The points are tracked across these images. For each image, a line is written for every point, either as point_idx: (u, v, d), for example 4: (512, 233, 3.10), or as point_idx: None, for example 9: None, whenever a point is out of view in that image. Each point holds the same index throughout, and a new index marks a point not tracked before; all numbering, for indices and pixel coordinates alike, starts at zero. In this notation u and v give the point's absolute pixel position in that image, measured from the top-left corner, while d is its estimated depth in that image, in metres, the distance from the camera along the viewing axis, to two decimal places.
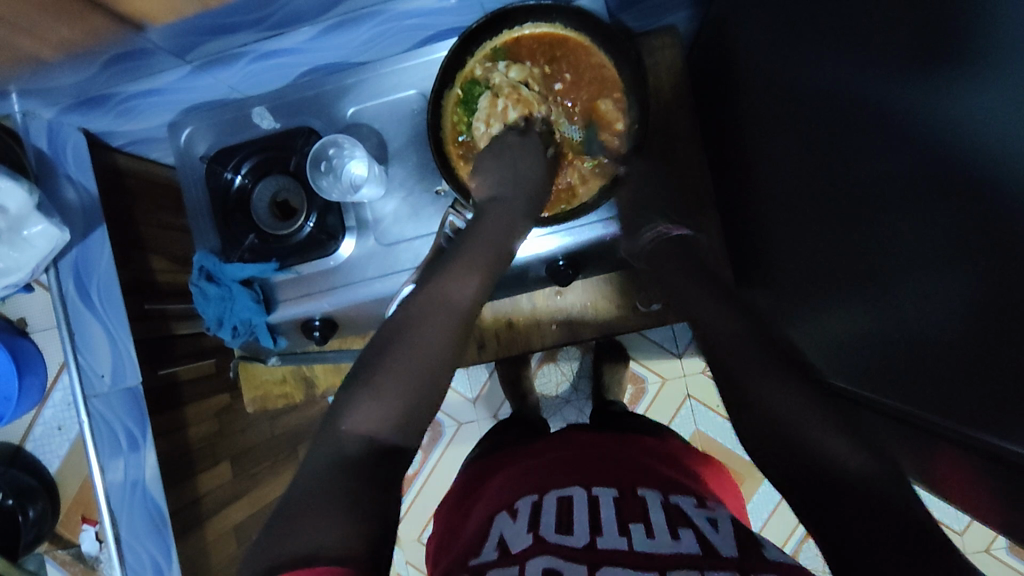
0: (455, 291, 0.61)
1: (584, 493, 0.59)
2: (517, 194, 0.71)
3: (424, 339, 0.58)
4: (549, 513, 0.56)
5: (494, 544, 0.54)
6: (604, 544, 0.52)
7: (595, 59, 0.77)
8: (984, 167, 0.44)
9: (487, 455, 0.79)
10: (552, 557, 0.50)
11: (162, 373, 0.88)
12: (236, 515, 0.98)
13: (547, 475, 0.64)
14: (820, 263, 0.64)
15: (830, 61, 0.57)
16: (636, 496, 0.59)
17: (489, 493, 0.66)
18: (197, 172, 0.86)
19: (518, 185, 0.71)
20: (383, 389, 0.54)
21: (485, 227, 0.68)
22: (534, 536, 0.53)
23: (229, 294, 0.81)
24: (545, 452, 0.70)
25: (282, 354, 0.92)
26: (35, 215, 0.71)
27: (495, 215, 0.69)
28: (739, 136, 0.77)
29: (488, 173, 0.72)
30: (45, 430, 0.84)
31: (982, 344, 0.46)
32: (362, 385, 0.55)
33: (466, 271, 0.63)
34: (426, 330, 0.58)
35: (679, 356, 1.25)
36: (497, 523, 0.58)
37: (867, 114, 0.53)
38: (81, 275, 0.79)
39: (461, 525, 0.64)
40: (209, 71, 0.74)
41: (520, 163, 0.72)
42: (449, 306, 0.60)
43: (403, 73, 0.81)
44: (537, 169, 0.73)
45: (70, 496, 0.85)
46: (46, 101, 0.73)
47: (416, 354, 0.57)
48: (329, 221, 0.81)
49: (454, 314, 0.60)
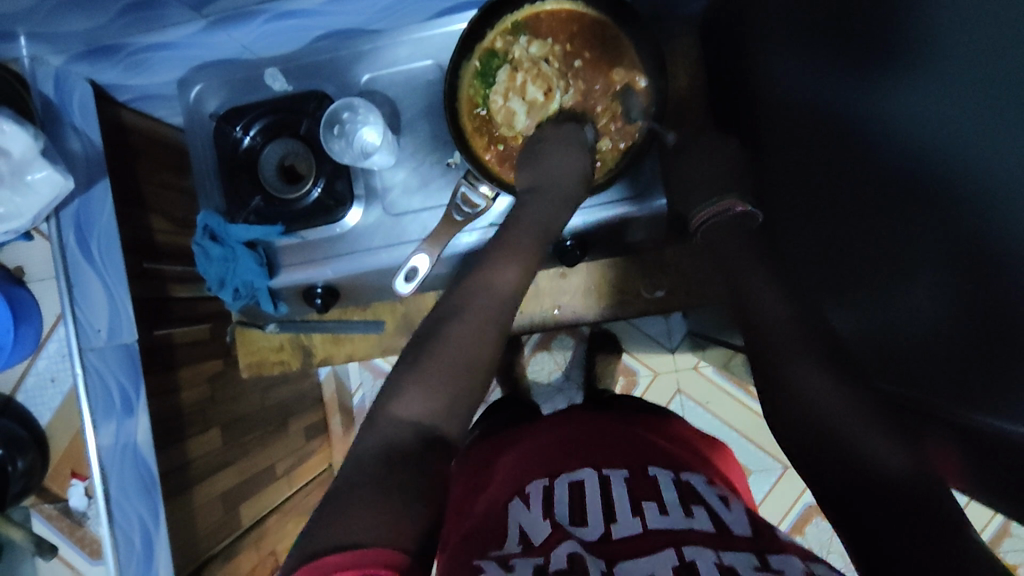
0: (498, 279, 0.63)
1: (595, 475, 0.59)
2: (552, 189, 0.71)
3: (470, 326, 0.58)
4: (562, 502, 0.57)
5: (515, 537, 0.54)
6: (619, 533, 0.53)
7: (614, 40, 0.77)
8: None
9: (484, 439, 0.79)
10: (575, 544, 0.51)
11: (157, 334, 0.87)
12: (225, 483, 0.96)
13: (557, 459, 0.63)
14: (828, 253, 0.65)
15: (841, 51, 0.58)
16: (647, 474, 0.59)
17: (499, 476, 0.66)
18: (206, 130, 0.85)
19: (555, 181, 0.72)
20: (432, 378, 0.55)
21: (524, 220, 0.69)
22: (552, 524, 0.54)
23: (232, 255, 0.80)
24: (547, 430, 0.70)
25: (280, 322, 0.89)
26: (39, 160, 0.70)
27: (533, 208, 0.70)
28: (749, 128, 0.78)
29: (528, 168, 0.73)
30: (37, 380, 0.84)
31: (998, 328, 0.46)
32: (403, 382, 0.55)
33: (508, 264, 0.64)
34: (469, 324, 0.59)
35: (672, 350, 1.26)
36: (512, 510, 0.57)
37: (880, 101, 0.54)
38: (83, 228, 0.78)
39: (471, 504, 0.64)
40: (224, 27, 0.73)
41: (566, 156, 0.73)
42: (495, 298, 0.61)
43: (420, 44, 0.80)
44: (583, 165, 0.73)
45: (60, 449, 0.85)
46: (56, 46, 0.71)
47: (469, 341, 0.57)
48: (337, 187, 0.81)
49: (500, 300, 0.61)
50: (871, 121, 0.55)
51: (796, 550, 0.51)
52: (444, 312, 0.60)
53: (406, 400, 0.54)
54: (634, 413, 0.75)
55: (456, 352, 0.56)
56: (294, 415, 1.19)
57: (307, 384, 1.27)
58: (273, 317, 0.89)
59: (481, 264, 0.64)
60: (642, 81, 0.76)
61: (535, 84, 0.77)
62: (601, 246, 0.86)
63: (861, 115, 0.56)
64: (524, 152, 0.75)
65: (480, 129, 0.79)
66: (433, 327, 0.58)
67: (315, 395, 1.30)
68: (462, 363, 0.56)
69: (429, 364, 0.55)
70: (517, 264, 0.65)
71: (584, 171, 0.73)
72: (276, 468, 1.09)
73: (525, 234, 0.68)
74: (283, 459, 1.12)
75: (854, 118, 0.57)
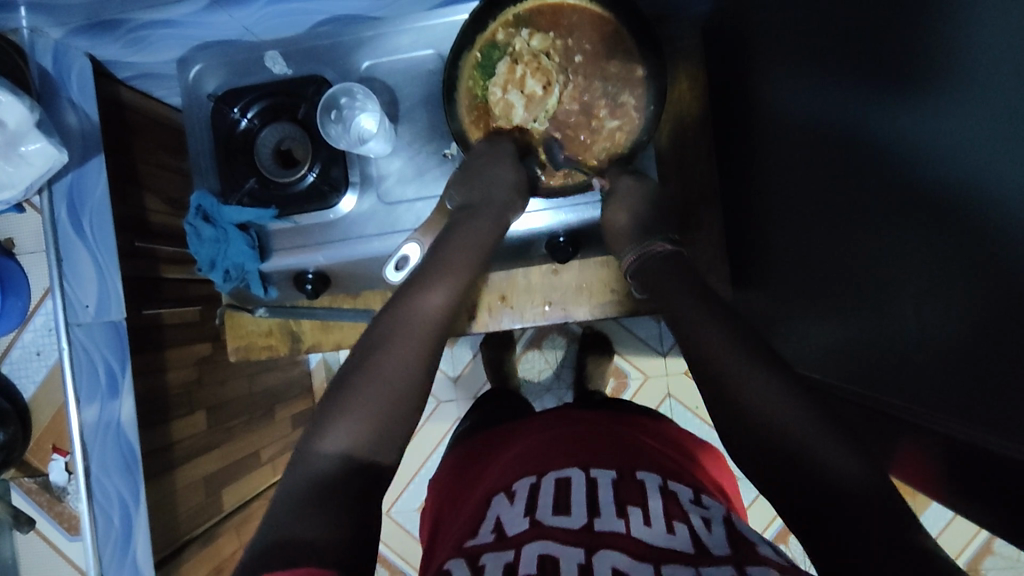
0: (422, 302, 0.63)
1: (582, 475, 0.59)
2: (487, 211, 0.74)
3: (398, 352, 0.59)
4: (546, 495, 0.56)
5: (490, 527, 0.54)
6: (601, 527, 0.52)
7: (616, 38, 0.77)
8: (978, 162, 0.44)
9: (473, 436, 0.78)
10: (547, 540, 0.50)
11: (146, 314, 0.86)
12: (209, 466, 0.96)
13: (545, 458, 0.63)
14: (820, 259, 0.65)
15: (834, 56, 0.58)
16: (635, 479, 0.58)
17: (491, 473, 0.66)
18: (203, 110, 0.85)
19: (492, 201, 0.74)
20: (364, 398, 0.55)
21: (458, 240, 0.71)
22: (531, 520, 0.53)
23: (224, 236, 0.80)
24: (541, 428, 0.70)
25: (271, 306, 0.89)
26: (33, 132, 0.70)
27: (469, 228, 0.72)
28: (747, 132, 0.78)
29: (460, 186, 0.76)
30: (23, 353, 0.84)
31: (980, 337, 0.46)
32: (345, 396, 0.55)
33: (435, 283, 0.65)
34: (393, 347, 0.59)
35: (663, 354, 1.26)
36: (494, 506, 0.58)
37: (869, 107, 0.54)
38: (75, 202, 0.78)
39: (462, 504, 0.64)
40: (226, 7, 0.72)
41: (491, 172, 0.75)
42: (421, 320, 0.62)
43: (421, 33, 0.80)
44: (511, 179, 0.75)
45: (42, 425, 0.85)
46: (55, 19, 0.71)
47: (390, 367, 0.57)
48: (333, 173, 0.81)
49: (429, 326, 0.62)
50: (865, 126, 0.54)
51: (773, 562, 0.49)
52: (393, 323, 0.61)
53: (343, 426, 0.53)
54: (619, 411, 0.75)
55: (379, 383, 0.56)
56: (283, 403, 1.18)
57: (297, 372, 1.27)
58: (264, 301, 0.89)
59: (407, 288, 0.65)
60: (638, 76, 0.77)
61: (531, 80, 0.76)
62: (594, 244, 0.86)
63: (856, 120, 0.56)
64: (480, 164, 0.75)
65: (476, 121, 0.80)
66: (361, 353, 0.59)
67: (304, 383, 1.29)
68: (385, 392, 0.56)
69: (355, 397, 0.55)
70: (446, 286, 0.66)
71: (516, 183, 0.76)
72: (261, 455, 1.09)
73: (459, 256, 0.69)
74: (269, 445, 1.12)
75: (850, 122, 0.57)
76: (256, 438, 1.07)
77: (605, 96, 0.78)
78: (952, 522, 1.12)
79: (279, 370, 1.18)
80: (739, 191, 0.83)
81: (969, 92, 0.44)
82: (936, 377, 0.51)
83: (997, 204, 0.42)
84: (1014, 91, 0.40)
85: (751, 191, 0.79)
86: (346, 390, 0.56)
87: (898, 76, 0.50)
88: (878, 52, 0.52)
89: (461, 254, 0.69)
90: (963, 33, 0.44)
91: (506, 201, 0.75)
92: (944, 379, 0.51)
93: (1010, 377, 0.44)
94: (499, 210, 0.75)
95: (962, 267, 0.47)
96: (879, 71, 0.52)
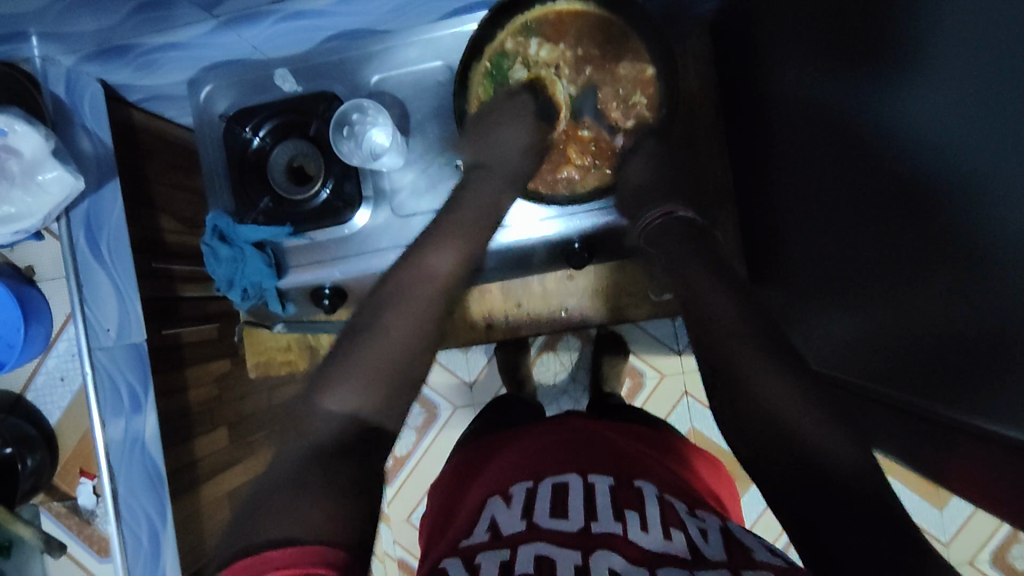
0: (432, 263, 0.60)
1: (580, 479, 0.58)
2: (501, 170, 0.70)
3: (400, 318, 0.56)
4: (544, 499, 0.56)
5: (485, 527, 0.54)
6: (598, 529, 0.52)
7: (626, 41, 0.77)
8: (1003, 162, 0.43)
9: (477, 441, 0.77)
10: (544, 544, 0.50)
11: (166, 334, 0.87)
12: (232, 481, 0.96)
13: (544, 462, 0.62)
14: (838, 258, 0.64)
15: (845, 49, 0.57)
16: (632, 486, 0.57)
17: (486, 477, 0.65)
18: (216, 130, 0.86)
19: (505, 161, 0.71)
20: (360, 367, 0.53)
21: (471, 198, 0.66)
22: (527, 522, 0.53)
23: (241, 256, 0.81)
24: (542, 433, 0.69)
25: (288, 322, 0.90)
26: (50, 160, 0.71)
27: (479, 188, 0.67)
28: (760, 128, 0.77)
29: (473, 143, 0.72)
30: (48, 379, 0.86)
31: (1007, 338, 0.45)
32: (344, 362, 0.53)
33: (445, 243, 0.62)
34: (399, 310, 0.57)
35: (679, 352, 1.25)
36: (489, 507, 0.57)
37: (882, 109, 0.53)
38: (92, 227, 0.78)
39: (457, 509, 0.64)
40: (234, 28, 0.72)
41: (499, 130, 0.71)
42: (430, 280, 0.59)
43: (429, 44, 0.80)
44: (524, 139, 0.72)
45: (69, 448, 0.87)
46: (67, 47, 0.71)
47: (390, 334, 0.55)
48: (346, 189, 0.81)
49: (435, 287, 0.59)
50: (881, 126, 0.54)
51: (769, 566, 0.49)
52: (398, 289, 0.58)
53: (348, 392, 0.52)
54: (615, 426, 0.72)
55: (380, 343, 0.55)
56: None
57: None
58: (282, 318, 0.91)
59: (417, 248, 0.62)
60: (649, 72, 0.76)
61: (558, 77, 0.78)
62: (607, 249, 0.86)
63: (871, 121, 0.55)
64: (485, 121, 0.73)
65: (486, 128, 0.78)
66: (365, 319, 0.57)
67: None
68: (385, 353, 0.54)
69: (355, 359, 0.53)
70: (455, 247, 0.63)
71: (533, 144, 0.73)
72: None
73: (467, 214, 0.65)
74: None
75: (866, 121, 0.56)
76: None
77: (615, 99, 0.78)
78: (972, 516, 1.11)
79: None
80: (752, 187, 0.82)
81: (990, 90, 0.44)
82: (964, 378, 0.51)
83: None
84: None
85: (764, 189, 0.79)
86: (349, 352, 0.54)
87: (915, 76, 0.49)
88: (892, 48, 0.51)
89: (471, 210, 0.66)
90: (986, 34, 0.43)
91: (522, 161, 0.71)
92: (971, 379, 0.50)
93: None
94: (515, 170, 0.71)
95: (989, 265, 0.46)
96: (896, 70, 0.51)
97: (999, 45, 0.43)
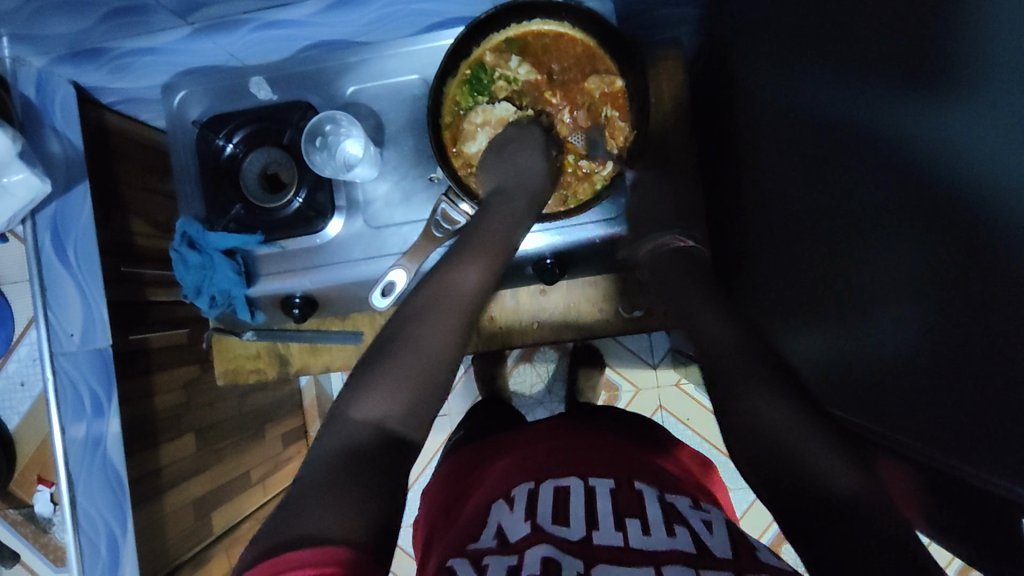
0: (458, 280, 0.62)
1: (581, 483, 0.58)
2: (519, 194, 0.72)
3: (429, 331, 0.57)
4: (545, 504, 0.55)
5: (492, 533, 0.53)
6: (598, 540, 0.51)
7: (599, 62, 0.79)
8: (967, 192, 0.44)
9: (467, 446, 0.77)
10: (550, 545, 0.49)
11: (133, 338, 0.85)
12: (197, 489, 0.94)
13: (543, 465, 0.62)
14: (804, 281, 0.65)
15: (812, 77, 0.59)
16: (632, 488, 0.58)
17: (483, 485, 0.64)
18: (188, 135, 0.85)
19: (523, 184, 0.73)
20: (386, 379, 0.54)
21: (487, 224, 0.68)
22: (532, 525, 0.52)
23: (210, 263, 0.80)
24: (532, 439, 0.68)
25: (258, 329, 0.90)
26: (17, 162, 0.69)
27: (500, 213, 0.70)
28: (732, 152, 0.79)
29: (492, 172, 0.75)
30: (7, 384, 0.92)
31: (956, 366, 0.46)
32: (374, 372, 0.54)
33: (472, 260, 0.64)
34: (426, 324, 0.58)
35: (654, 366, 1.26)
36: (494, 512, 0.56)
37: (847, 138, 0.55)
38: (59, 231, 0.77)
39: (455, 512, 0.63)
40: (210, 35, 0.72)
41: (519, 159, 0.75)
42: (455, 297, 0.60)
43: (407, 58, 0.81)
44: (539, 166, 0.75)
45: (28, 455, 0.92)
46: (40, 48, 0.71)
47: (420, 347, 0.56)
48: (318, 199, 0.81)
49: (459, 304, 0.60)
50: (849, 152, 0.55)
51: (772, 568, 0.49)
52: (410, 312, 0.59)
53: (380, 393, 0.53)
54: (598, 422, 0.72)
55: (404, 359, 0.55)
56: (272, 422, 1.16)
57: (288, 390, 1.25)
58: (251, 325, 0.90)
59: (443, 264, 0.64)
60: (618, 82, 0.78)
61: (538, 103, 0.80)
62: (582, 264, 0.87)
63: (836, 146, 0.56)
64: (490, 156, 0.76)
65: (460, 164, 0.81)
66: (390, 333, 0.58)
67: (295, 401, 1.27)
68: (415, 362, 0.55)
69: (383, 368, 0.55)
70: (482, 265, 0.64)
71: (544, 170, 0.75)
72: (251, 475, 1.07)
73: (490, 235, 0.67)
74: (259, 465, 1.10)
75: (829, 149, 0.57)
76: (246, 458, 1.06)
77: (603, 123, 0.79)
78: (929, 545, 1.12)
79: (269, 390, 1.16)
80: (725, 208, 0.83)
81: (948, 128, 0.45)
82: (918, 406, 0.51)
83: (992, 227, 0.42)
84: (1011, 119, 0.40)
85: (734, 210, 0.80)
86: (381, 360, 0.55)
87: (879, 109, 0.51)
88: (860, 81, 0.53)
89: (492, 234, 0.68)
90: (948, 70, 0.45)
91: (538, 193, 0.74)
92: (923, 409, 0.50)
93: (988, 411, 0.44)
94: (532, 201, 0.73)
95: (942, 294, 0.47)
96: (861, 101, 0.53)
97: (964, 80, 0.44)
